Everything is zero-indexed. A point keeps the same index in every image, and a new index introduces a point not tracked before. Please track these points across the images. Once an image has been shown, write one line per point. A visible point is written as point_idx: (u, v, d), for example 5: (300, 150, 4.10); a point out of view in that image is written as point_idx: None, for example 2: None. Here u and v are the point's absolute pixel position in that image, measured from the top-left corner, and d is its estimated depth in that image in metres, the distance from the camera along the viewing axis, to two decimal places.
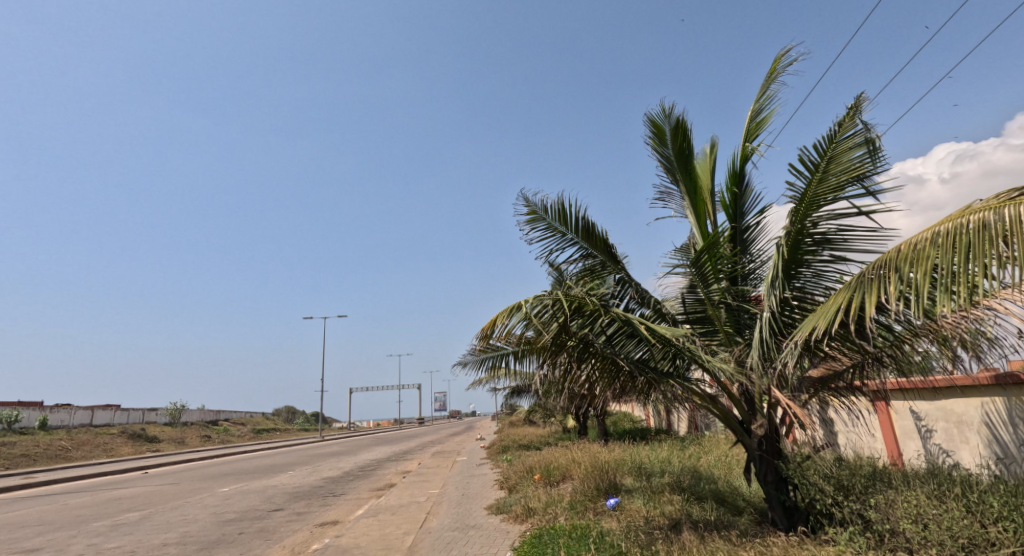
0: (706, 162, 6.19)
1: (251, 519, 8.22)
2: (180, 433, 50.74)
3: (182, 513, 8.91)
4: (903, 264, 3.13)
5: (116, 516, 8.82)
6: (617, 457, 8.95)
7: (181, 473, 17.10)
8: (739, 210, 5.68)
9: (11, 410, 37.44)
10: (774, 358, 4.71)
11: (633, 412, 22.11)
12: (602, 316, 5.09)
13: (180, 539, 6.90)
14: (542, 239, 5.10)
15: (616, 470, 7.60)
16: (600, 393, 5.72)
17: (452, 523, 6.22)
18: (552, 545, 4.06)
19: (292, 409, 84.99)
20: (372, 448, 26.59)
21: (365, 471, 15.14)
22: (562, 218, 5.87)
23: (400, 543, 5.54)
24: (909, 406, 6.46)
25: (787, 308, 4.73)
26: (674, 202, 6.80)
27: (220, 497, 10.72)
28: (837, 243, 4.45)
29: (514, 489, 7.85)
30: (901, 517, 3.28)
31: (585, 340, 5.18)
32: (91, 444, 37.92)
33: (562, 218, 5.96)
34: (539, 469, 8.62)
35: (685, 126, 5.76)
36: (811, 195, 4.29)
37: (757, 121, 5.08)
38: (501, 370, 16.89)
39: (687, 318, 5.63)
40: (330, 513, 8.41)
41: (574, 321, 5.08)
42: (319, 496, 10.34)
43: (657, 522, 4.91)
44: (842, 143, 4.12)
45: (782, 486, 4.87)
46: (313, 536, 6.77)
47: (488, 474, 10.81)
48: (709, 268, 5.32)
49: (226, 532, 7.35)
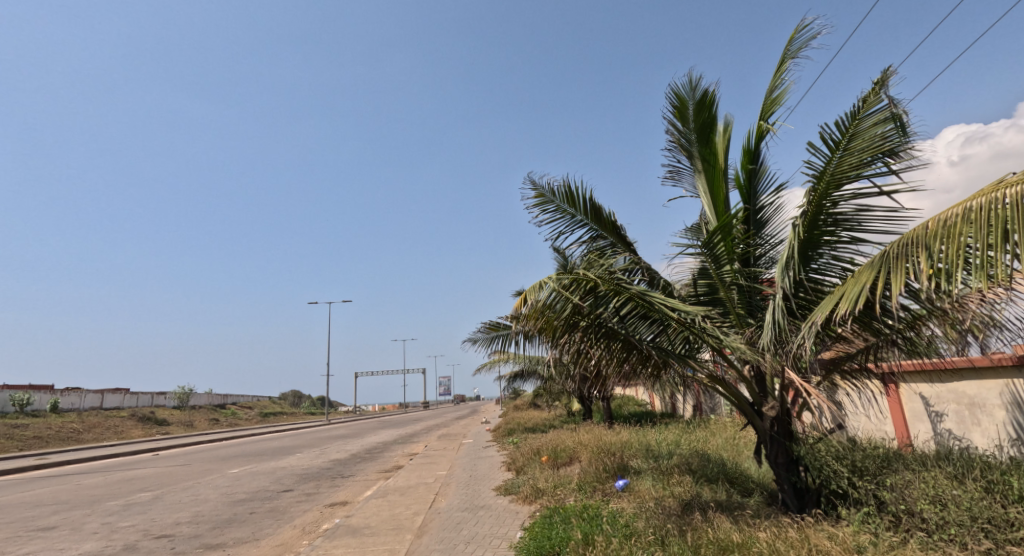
0: (722, 141, 6.12)
1: (262, 499, 8.29)
2: (189, 416, 51.29)
3: (193, 493, 9.01)
4: (935, 241, 3.11)
5: (129, 496, 8.92)
6: (624, 439, 8.99)
7: (192, 455, 17.29)
8: (753, 190, 5.62)
9: (23, 393, 37.93)
10: (788, 340, 4.67)
11: (637, 396, 22.19)
12: (613, 297, 5.07)
13: (192, 518, 6.96)
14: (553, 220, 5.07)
15: (625, 453, 7.61)
16: (610, 375, 5.72)
17: (461, 504, 6.25)
18: (564, 526, 4.06)
19: (298, 393, 85.79)
20: (378, 431, 26.81)
21: (373, 453, 15.27)
22: (570, 200, 5.84)
23: (410, 523, 5.57)
24: (919, 388, 6.47)
25: (802, 290, 4.68)
26: (684, 181, 6.78)
27: (231, 478, 10.84)
28: (855, 223, 4.41)
29: (521, 470, 7.90)
30: (918, 498, 3.27)
31: (598, 320, 5.18)
32: (102, 427, 38.41)
33: (571, 200, 5.92)
34: (546, 451, 8.66)
35: (711, 99, 5.83)
36: (832, 173, 4.25)
37: (773, 98, 4.96)
38: (507, 353, 16.97)
39: (699, 300, 5.60)
40: (341, 493, 8.48)
41: (587, 301, 5.07)
42: (328, 478, 10.43)
43: (667, 503, 4.92)
44: (865, 121, 4.09)
45: (793, 468, 4.88)
46: (323, 516, 6.83)
47: (495, 456, 10.87)
48: (722, 250, 5.28)
49: (238, 511, 7.42)
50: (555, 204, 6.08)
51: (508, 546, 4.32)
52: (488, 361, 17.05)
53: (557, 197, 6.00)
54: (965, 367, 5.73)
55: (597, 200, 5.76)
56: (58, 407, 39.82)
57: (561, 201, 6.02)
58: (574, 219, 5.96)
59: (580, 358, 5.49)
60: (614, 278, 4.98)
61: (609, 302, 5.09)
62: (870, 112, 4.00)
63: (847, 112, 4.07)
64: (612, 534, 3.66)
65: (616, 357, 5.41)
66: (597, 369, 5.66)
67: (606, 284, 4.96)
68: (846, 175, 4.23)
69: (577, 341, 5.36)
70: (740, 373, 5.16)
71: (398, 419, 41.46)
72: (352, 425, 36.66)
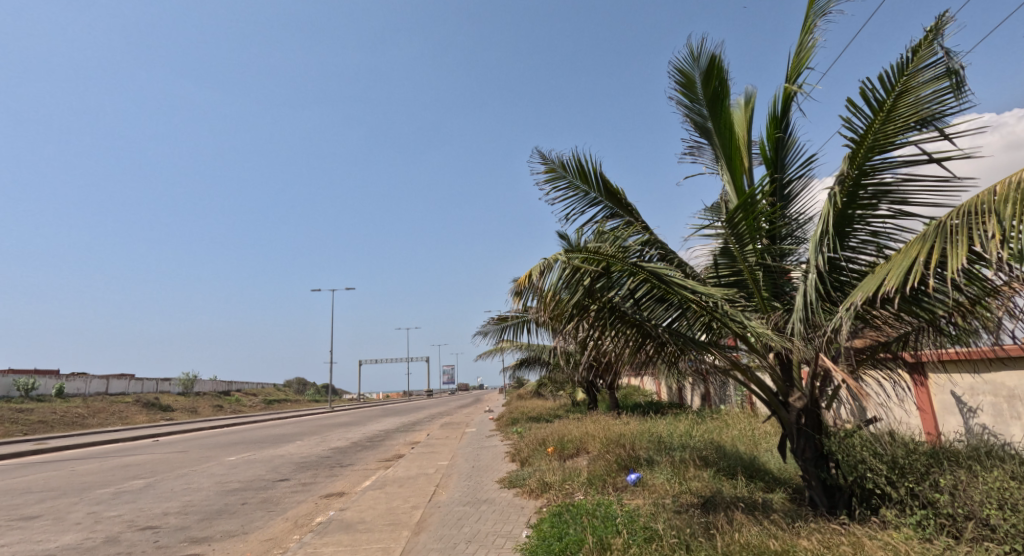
0: (742, 114, 5.65)
1: (257, 489, 7.98)
2: (193, 402, 51.33)
3: (187, 481, 8.72)
4: (1005, 207, 2.72)
5: (120, 484, 8.62)
6: (633, 429, 8.63)
7: (192, 441, 17.05)
8: (779, 163, 5.17)
9: (27, 378, 37.95)
10: (821, 325, 4.26)
11: (643, 386, 21.86)
12: (629, 278, 4.64)
13: (181, 509, 6.65)
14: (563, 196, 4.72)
15: (637, 444, 7.23)
16: (624, 362, 5.34)
17: (463, 497, 5.91)
18: (575, 526, 3.69)
19: (303, 381, 86.14)
20: (381, 419, 26.56)
21: (374, 442, 14.97)
22: (582, 175, 5.42)
23: (408, 518, 5.22)
24: (949, 380, 6.09)
25: (837, 270, 4.27)
26: (703, 157, 6.34)
27: (227, 466, 10.56)
28: (897, 195, 3.98)
29: (526, 461, 7.56)
30: (982, 502, 2.96)
31: (610, 304, 4.76)
32: (106, 412, 38.43)
33: (583, 176, 5.49)
34: (552, 441, 8.31)
35: (717, 66, 5.11)
36: (873, 138, 3.81)
37: (800, 59, 4.52)
38: (511, 341, 16.64)
39: (720, 283, 5.19)
40: (338, 483, 8.17)
41: (598, 282, 4.65)
42: (326, 466, 10.12)
43: (686, 500, 4.56)
44: (915, 76, 3.62)
45: (822, 463, 4.53)
46: (318, 508, 6.50)
47: (498, 446, 10.53)
48: (745, 228, 4.84)
49: (230, 502, 7.11)
50: (565, 180, 5.65)
51: (513, 545, 3.97)
52: (491, 348, 16.68)
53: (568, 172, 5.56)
54: (1005, 356, 5.32)
55: (611, 176, 5.35)
56: (63, 392, 39.80)
57: (573, 177, 5.59)
58: (586, 197, 5.53)
59: (591, 346, 5.09)
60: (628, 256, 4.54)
61: (624, 282, 4.66)
62: (922, 64, 3.53)
63: (894, 66, 3.61)
64: (630, 537, 3.30)
65: (630, 344, 5.00)
66: (610, 357, 5.28)
67: (620, 263, 4.51)
68: (890, 140, 3.79)
69: (590, 326, 4.94)
70: (765, 361, 4.77)
71: (401, 407, 41.27)
72: (356, 412, 36.46)
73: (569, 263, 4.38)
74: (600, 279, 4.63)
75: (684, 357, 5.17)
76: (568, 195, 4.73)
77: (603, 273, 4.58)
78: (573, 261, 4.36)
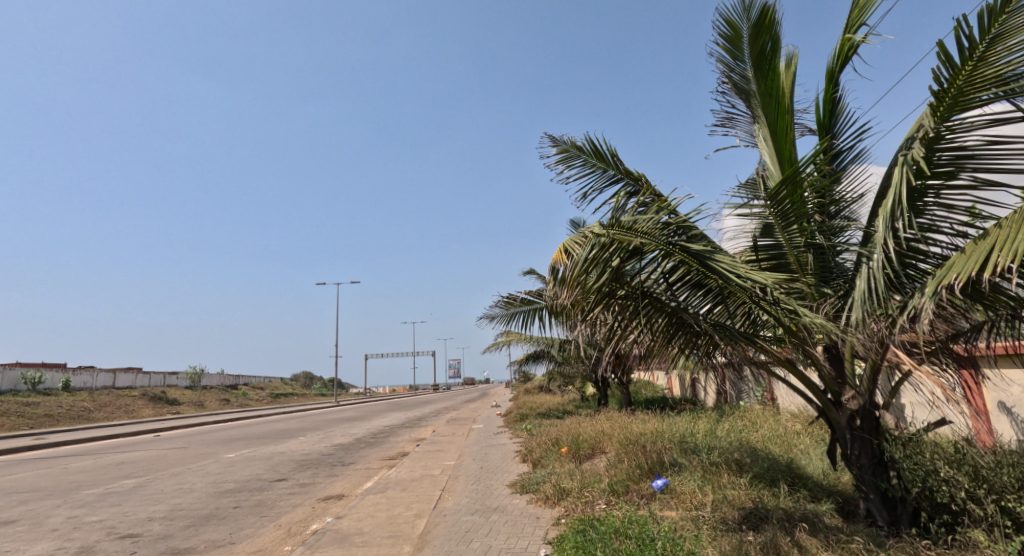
0: (786, 78, 5.10)
1: (252, 490, 7.51)
2: (199, 396, 51.33)
3: (179, 481, 8.24)
4: None
5: (109, 484, 8.17)
6: (652, 428, 8.09)
7: (193, 437, 16.64)
8: (828, 131, 4.59)
9: (33, 372, 37.87)
10: (891, 311, 3.67)
11: (654, 380, 21.36)
12: (664, 260, 4.08)
13: (167, 514, 6.16)
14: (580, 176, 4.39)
15: (659, 445, 6.69)
16: (651, 356, 4.80)
17: (471, 504, 5.38)
18: (604, 549, 3.16)
19: (310, 376, 86.23)
20: (387, 414, 26.13)
21: (378, 438, 14.51)
22: (599, 154, 4.92)
23: (411, 529, 4.69)
24: (1008, 378, 5.50)
25: (907, 248, 3.68)
26: (739, 126, 5.80)
27: (224, 464, 10.10)
28: (982, 159, 3.37)
29: (538, 462, 7.03)
30: None
31: (641, 289, 4.23)
32: (113, 406, 38.32)
33: (601, 155, 4.96)
34: (565, 441, 7.78)
35: (769, 19, 4.77)
36: (957, 91, 3.24)
37: (860, 4, 3.92)
38: (519, 335, 16.14)
39: (761, 267, 4.62)
40: (338, 484, 7.69)
41: (628, 264, 4.11)
42: (327, 465, 9.65)
43: (726, 513, 4.00)
44: (1016, 14, 3.01)
45: (881, 471, 3.99)
46: (313, 514, 6.00)
47: (507, 445, 10.01)
48: (791, 205, 4.28)
49: (220, 506, 6.62)
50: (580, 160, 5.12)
51: None
52: (498, 342, 16.15)
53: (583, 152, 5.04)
54: None
55: (630, 155, 4.85)
56: (69, 385, 39.68)
57: (589, 157, 5.06)
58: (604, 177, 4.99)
59: (616, 337, 4.57)
60: (664, 233, 3.98)
61: (658, 264, 4.10)
62: None
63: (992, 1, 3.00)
64: None
65: (662, 334, 4.47)
66: (637, 350, 4.76)
67: (655, 243, 3.96)
68: (978, 94, 3.22)
69: (619, 314, 4.40)
70: (816, 355, 4.20)
71: (407, 402, 40.84)
72: (360, 406, 36.14)
73: (595, 241, 3.84)
74: (631, 260, 4.08)
75: (721, 350, 4.64)
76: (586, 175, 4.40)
77: (634, 254, 4.03)
78: (601, 239, 3.82)
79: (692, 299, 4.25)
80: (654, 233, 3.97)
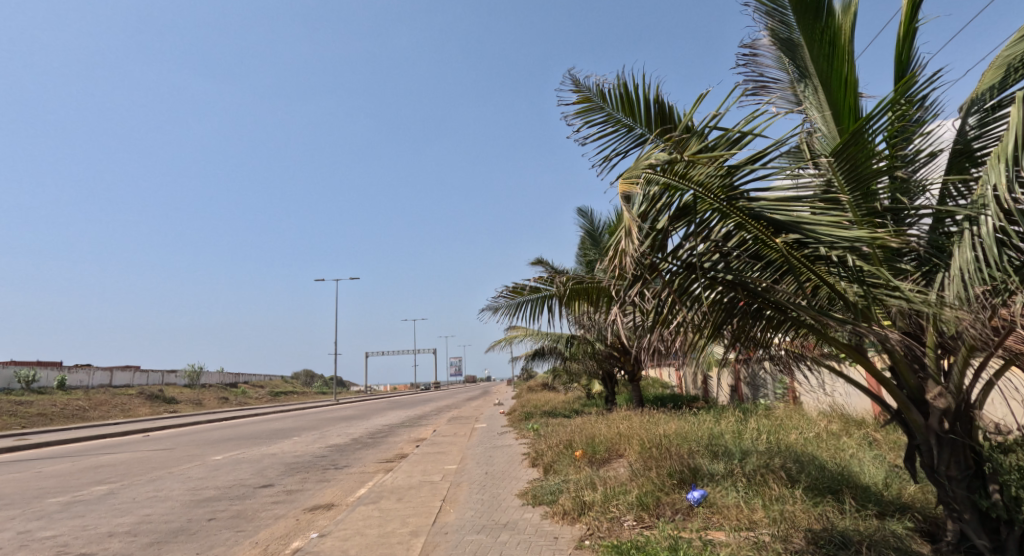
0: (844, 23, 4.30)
1: (233, 498, 6.80)
2: (196, 394, 50.72)
3: (155, 488, 7.52)
4: None
5: (79, 490, 7.46)
6: (673, 429, 7.39)
7: (184, 437, 15.95)
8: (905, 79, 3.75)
9: (27, 370, 37.21)
10: (1003, 287, 2.96)
11: (661, 378, 20.74)
12: (717, 222, 3.41)
13: (131, 529, 5.42)
14: (602, 135, 3.98)
15: (685, 450, 5.97)
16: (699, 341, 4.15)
17: (477, 520, 4.66)
18: None
19: (310, 373, 85.70)
20: (387, 413, 25.42)
21: (376, 438, 13.80)
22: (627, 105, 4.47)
23: (407, 551, 3.97)
24: None
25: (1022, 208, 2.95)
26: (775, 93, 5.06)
27: (209, 468, 9.37)
28: None
29: (550, 468, 6.32)
30: None
31: (689, 262, 3.56)
32: (109, 405, 37.65)
33: (629, 105, 4.50)
34: (578, 443, 7.08)
35: None
36: None
37: None
38: (524, 330, 15.46)
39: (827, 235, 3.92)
40: (328, 491, 6.98)
41: (675, 228, 3.46)
42: (319, 469, 8.94)
43: (793, 538, 3.29)
44: None
45: (974, 483, 3.36)
46: (297, 529, 5.26)
47: (513, 446, 9.29)
48: (858, 165, 3.51)
49: (194, 517, 5.88)
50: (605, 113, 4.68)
51: None
52: (502, 337, 15.47)
53: (609, 103, 4.61)
54: None
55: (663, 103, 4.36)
56: (64, 383, 38.99)
57: (615, 107, 4.62)
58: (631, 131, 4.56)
59: (659, 320, 3.91)
60: (723, 185, 3.24)
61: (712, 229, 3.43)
62: None
63: None
64: None
65: (713, 319, 3.79)
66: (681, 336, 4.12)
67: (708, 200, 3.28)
68: None
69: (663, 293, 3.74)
70: (899, 344, 3.52)
71: (408, 401, 40.08)
72: (359, 404, 35.51)
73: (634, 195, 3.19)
74: (679, 222, 3.43)
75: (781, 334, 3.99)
76: (606, 133, 3.96)
77: (681, 216, 3.37)
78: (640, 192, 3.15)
79: (750, 276, 3.52)
80: (710, 186, 3.24)
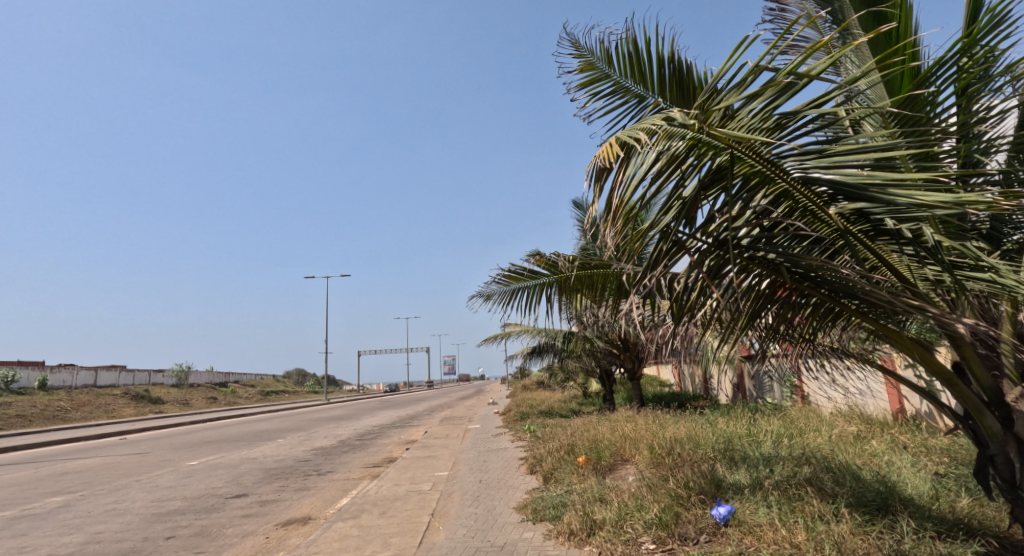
0: None
1: (199, 511, 6.15)
2: (184, 394, 49.83)
3: (116, 499, 6.85)
4: None
5: (31, 502, 6.78)
6: (683, 431, 6.82)
7: (163, 440, 15.23)
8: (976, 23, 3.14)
9: (8, 371, 36.19)
10: None
11: (660, 376, 20.23)
12: (755, 187, 2.82)
13: (76, 550, 4.78)
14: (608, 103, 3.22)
15: (701, 458, 5.36)
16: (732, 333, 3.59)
17: (471, 541, 4.07)
18: None
19: (302, 372, 84.79)
20: (378, 413, 24.71)
21: (364, 440, 13.17)
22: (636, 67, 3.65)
23: None
24: None
25: None
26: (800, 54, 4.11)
27: (180, 475, 8.71)
28: None
29: (551, 478, 5.74)
30: None
31: (721, 238, 2.96)
32: (92, 406, 36.70)
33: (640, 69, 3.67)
34: (582, 447, 6.50)
35: None
36: None
37: None
38: (519, 326, 14.86)
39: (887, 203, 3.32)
40: (305, 503, 6.35)
41: (706, 195, 2.85)
42: (299, 475, 8.30)
43: None
44: None
45: None
46: (265, 549, 4.64)
47: (509, 450, 8.69)
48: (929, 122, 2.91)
49: (152, 534, 5.24)
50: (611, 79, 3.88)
51: None
52: (496, 334, 14.88)
53: (615, 67, 3.60)
54: None
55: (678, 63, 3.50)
56: (46, 384, 37.97)
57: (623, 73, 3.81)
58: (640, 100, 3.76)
59: (686, 306, 3.36)
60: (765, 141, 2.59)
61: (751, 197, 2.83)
62: None
63: None
64: None
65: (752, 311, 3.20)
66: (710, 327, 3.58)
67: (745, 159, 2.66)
68: None
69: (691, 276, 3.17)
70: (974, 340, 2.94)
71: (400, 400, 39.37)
72: (350, 404, 34.87)
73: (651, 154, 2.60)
74: (711, 186, 2.84)
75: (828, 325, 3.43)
76: (612, 104, 3.20)
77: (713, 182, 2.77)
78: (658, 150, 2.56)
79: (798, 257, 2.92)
80: (750, 142, 2.60)
